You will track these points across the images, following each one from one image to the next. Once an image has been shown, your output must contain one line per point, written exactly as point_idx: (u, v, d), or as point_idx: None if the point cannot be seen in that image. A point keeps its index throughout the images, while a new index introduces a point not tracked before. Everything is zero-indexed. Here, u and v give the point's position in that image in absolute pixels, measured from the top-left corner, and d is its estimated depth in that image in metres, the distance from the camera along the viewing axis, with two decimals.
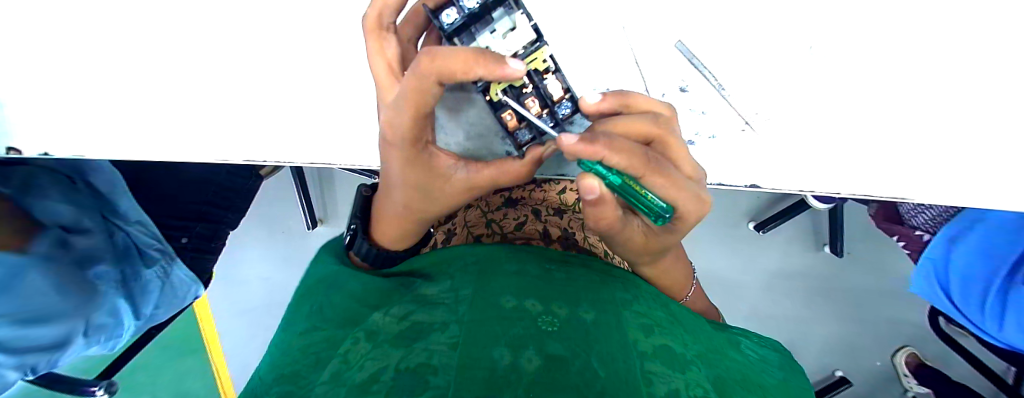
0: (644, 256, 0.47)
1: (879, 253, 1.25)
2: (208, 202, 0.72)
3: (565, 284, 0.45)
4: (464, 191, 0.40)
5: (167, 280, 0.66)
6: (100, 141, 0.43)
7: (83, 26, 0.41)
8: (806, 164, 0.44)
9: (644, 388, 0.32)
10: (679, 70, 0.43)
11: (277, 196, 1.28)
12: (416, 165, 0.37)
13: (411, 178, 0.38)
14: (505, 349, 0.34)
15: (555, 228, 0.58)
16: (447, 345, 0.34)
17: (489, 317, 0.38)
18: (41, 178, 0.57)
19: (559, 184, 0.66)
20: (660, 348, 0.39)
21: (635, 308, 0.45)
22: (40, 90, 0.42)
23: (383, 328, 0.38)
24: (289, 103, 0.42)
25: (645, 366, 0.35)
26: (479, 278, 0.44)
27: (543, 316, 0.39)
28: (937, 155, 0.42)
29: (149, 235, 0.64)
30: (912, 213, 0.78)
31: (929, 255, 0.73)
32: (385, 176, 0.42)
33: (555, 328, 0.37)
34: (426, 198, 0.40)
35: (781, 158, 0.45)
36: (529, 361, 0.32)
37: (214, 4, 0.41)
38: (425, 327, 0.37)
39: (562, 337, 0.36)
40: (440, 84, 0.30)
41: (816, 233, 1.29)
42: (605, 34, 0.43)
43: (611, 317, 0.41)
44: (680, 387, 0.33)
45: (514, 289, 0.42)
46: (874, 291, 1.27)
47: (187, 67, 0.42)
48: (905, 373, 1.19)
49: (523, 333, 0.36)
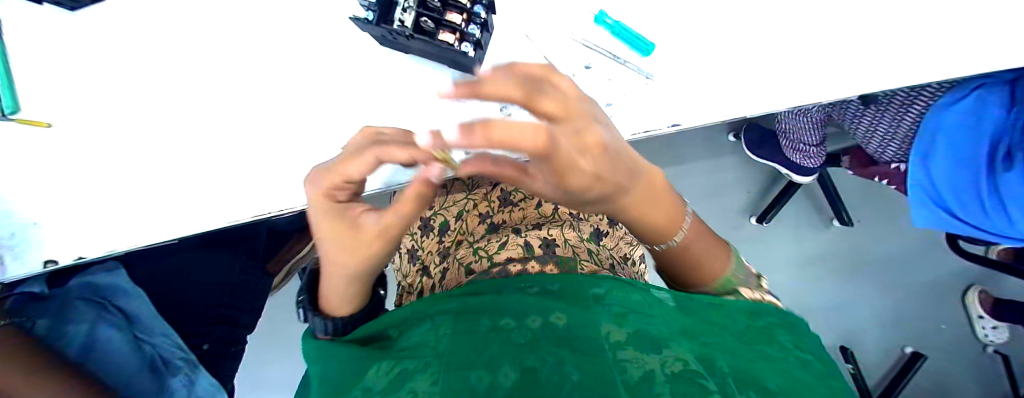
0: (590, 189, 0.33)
1: (880, 214, 1.26)
2: (225, 304, 0.74)
3: (538, 295, 0.45)
4: (363, 247, 0.41)
5: (192, 389, 0.64)
6: (120, 237, 0.48)
7: (100, 144, 0.48)
8: (744, 95, 0.48)
9: (618, 379, 0.34)
10: (582, 56, 0.48)
11: (287, 310, 1.28)
12: (331, 225, 0.41)
13: (330, 224, 0.40)
14: (482, 371, 0.36)
15: (536, 239, 0.62)
16: (429, 383, 0.35)
17: (463, 348, 0.39)
18: (75, 301, 0.60)
19: (532, 197, 0.72)
20: (635, 336, 0.39)
21: (611, 298, 0.44)
22: (61, 207, 0.48)
23: (375, 383, 0.37)
24: (278, 162, 0.49)
25: (617, 356, 0.37)
26: (457, 311, 0.44)
27: (517, 330, 0.41)
28: (842, 59, 0.47)
29: (171, 344, 0.65)
30: (880, 150, 0.82)
31: (915, 181, 0.73)
32: (314, 229, 0.43)
33: (528, 341, 0.40)
34: (344, 243, 0.41)
35: (719, 94, 0.48)
36: (506, 376, 0.36)
37: (208, 101, 0.49)
38: (406, 373, 0.37)
39: (536, 351, 0.38)
40: (348, 179, 0.39)
41: (819, 209, 1.29)
42: (512, 43, 0.49)
43: (583, 313, 0.42)
44: (651, 369, 0.35)
45: (487, 312, 0.44)
46: (897, 252, 1.26)
47: (189, 154, 0.49)
48: (980, 315, 1.20)
49: (499, 351, 0.39)
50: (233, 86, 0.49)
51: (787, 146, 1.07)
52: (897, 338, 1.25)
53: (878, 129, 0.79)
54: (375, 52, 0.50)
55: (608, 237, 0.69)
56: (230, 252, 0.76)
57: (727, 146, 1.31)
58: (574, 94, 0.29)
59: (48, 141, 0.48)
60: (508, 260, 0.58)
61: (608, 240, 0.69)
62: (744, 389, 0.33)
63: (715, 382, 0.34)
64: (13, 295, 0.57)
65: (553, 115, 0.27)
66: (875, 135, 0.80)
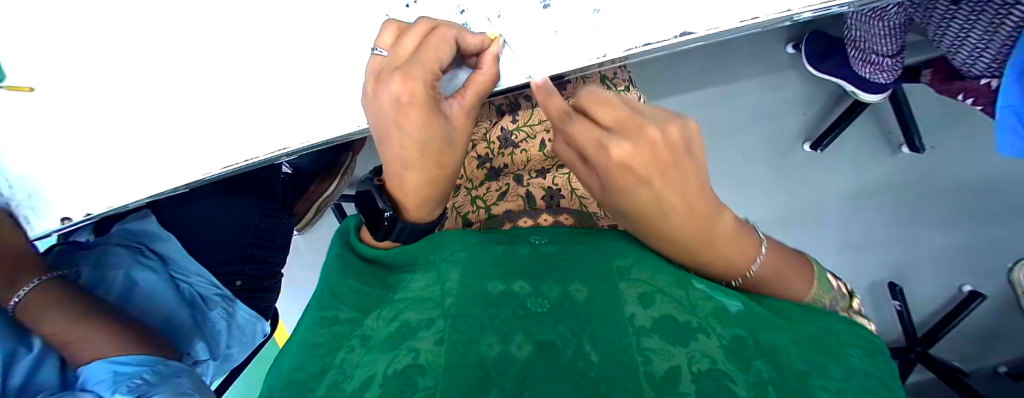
0: (637, 183, 0.36)
1: (968, 139, 1.07)
2: (250, 244, 0.78)
3: (555, 258, 0.45)
4: (468, 121, 0.47)
5: (232, 320, 0.74)
6: (120, 190, 0.50)
7: (80, 100, 0.48)
8: (779, 17, 0.37)
9: (639, 370, 0.31)
10: None
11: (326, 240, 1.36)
12: (434, 122, 0.43)
13: (430, 128, 0.43)
14: (493, 338, 0.35)
15: (539, 190, 0.58)
16: (434, 343, 0.35)
17: (477, 307, 0.38)
18: (114, 248, 0.65)
19: (535, 137, 0.62)
20: (660, 320, 0.35)
21: (635, 272, 0.40)
22: (65, 162, 0.49)
23: (376, 331, 0.38)
24: (254, 114, 0.47)
25: (641, 343, 0.33)
26: (465, 265, 0.42)
27: (533, 297, 0.39)
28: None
29: (206, 282, 0.71)
30: (968, 64, 0.67)
31: (1006, 102, 0.60)
32: (399, 145, 0.45)
33: (545, 309, 0.38)
34: (447, 142, 0.46)
35: (749, 15, 0.37)
36: (521, 347, 0.35)
37: (172, 50, 0.46)
38: (412, 326, 0.37)
39: (558, 322, 0.37)
40: (439, 62, 0.42)
41: (886, 134, 1.12)
42: None
43: (606, 287, 0.39)
44: (681, 364, 0.31)
45: (500, 271, 0.42)
46: (979, 185, 1.09)
47: (166, 107, 0.47)
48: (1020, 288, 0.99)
49: (511, 317, 0.37)
50: (196, 33, 0.45)
51: (856, 57, 0.90)
52: (955, 275, 1.15)
53: (970, 34, 0.63)
54: None
55: None
56: (245, 199, 0.77)
57: (785, 61, 1.12)
58: (645, 124, 0.35)
59: (37, 99, 0.48)
60: (507, 212, 0.56)
61: None
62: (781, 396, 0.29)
63: (743, 381, 0.30)
64: (57, 247, 0.62)
65: (619, 151, 0.35)
66: (965, 42, 0.65)
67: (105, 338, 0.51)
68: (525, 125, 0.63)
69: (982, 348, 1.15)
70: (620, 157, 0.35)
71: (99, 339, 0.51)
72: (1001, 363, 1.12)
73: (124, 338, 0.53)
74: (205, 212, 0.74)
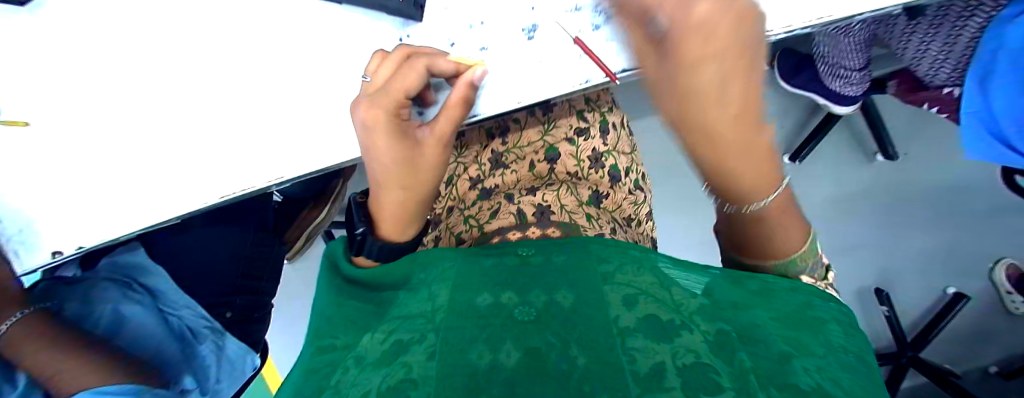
0: (709, 62, 0.30)
1: (941, 145, 1.12)
2: (242, 275, 0.78)
3: (541, 269, 0.46)
4: (440, 150, 0.46)
5: (222, 354, 0.71)
6: (109, 222, 0.49)
7: (74, 133, 0.48)
8: None
9: (625, 368, 0.30)
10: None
11: (316, 269, 1.35)
12: (399, 149, 0.45)
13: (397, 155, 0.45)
14: (482, 347, 0.35)
15: (529, 206, 0.57)
16: (424, 356, 0.35)
17: (468, 321, 0.39)
18: (102, 283, 0.65)
19: (525, 158, 0.64)
20: (645, 320, 0.35)
21: (619, 275, 0.41)
22: (55, 195, 0.49)
23: (370, 351, 0.38)
24: (249, 142, 0.47)
25: (626, 343, 0.33)
26: (455, 282, 0.44)
27: (521, 307, 0.40)
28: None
29: (196, 316, 0.70)
30: (931, 74, 0.71)
31: (971, 110, 0.63)
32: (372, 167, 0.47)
33: (532, 318, 0.39)
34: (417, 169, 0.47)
35: None
36: (510, 355, 0.34)
37: (169, 82, 0.47)
38: (404, 343, 0.37)
39: (543, 331, 0.37)
40: (407, 92, 0.43)
41: (860, 143, 1.17)
42: None
43: (591, 293, 0.41)
44: (666, 359, 0.31)
45: (490, 285, 0.43)
46: (953, 189, 1.13)
47: (160, 137, 0.48)
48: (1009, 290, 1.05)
49: (500, 328, 0.38)
50: (193, 64, 0.47)
51: (826, 72, 0.95)
52: (939, 277, 1.18)
53: (930, 46, 0.68)
54: (324, 13, 0.46)
55: (610, 199, 0.61)
56: (238, 226, 0.78)
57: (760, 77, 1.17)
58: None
59: (31, 134, 0.48)
60: (499, 229, 0.55)
61: (610, 202, 0.61)
62: (762, 383, 0.29)
63: (728, 371, 0.30)
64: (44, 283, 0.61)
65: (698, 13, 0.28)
66: (926, 54, 0.69)
67: (90, 372, 0.50)
68: (515, 147, 0.65)
69: (973, 352, 1.17)
70: (700, 16, 0.29)
71: (83, 371, 0.50)
72: (991, 363, 1.14)
73: (107, 370, 0.51)
74: (195, 244, 0.75)
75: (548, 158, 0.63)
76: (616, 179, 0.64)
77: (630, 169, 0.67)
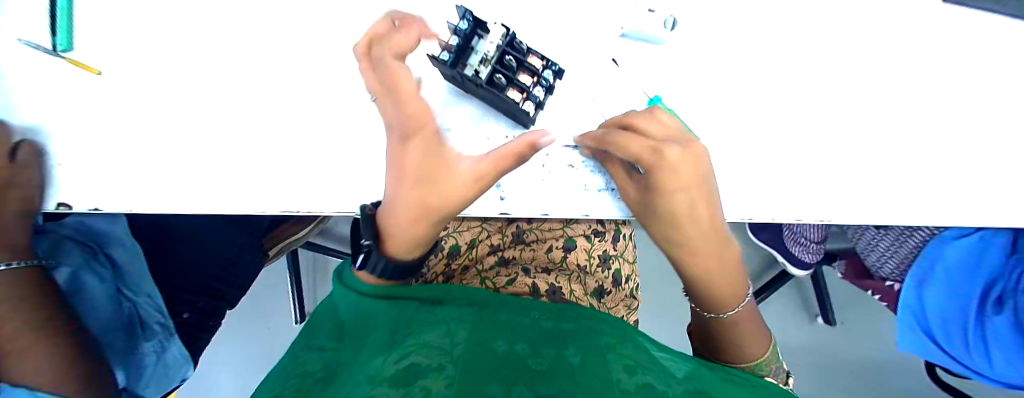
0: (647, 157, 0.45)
1: (870, 319, 1.30)
2: (215, 277, 0.72)
3: (554, 332, 0.46)
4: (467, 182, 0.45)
5: (161, 357, 0.65)
6: (140, 193, 0.48)
7: (144, 99, 0.49)
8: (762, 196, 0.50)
9: None
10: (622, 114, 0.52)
11: (267, 289, 1.24)
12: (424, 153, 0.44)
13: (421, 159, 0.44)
14: (497, 387, 0.35)
15: (543, 283, 0.61)
16: (444, 386, 0.35)
17: (482, 361, 0.39)
18: (65, 243, 0.59)
19: (544, 240, 0.68)
20: (642, 389, 0.37)
21: (623, 348, 0.44)
22: (92, 149, 0.48)
23: (380, 370, 0.37)
24: (317, 159, 0.50)
25: None
26: (475, 327, 0.44)
27: (532, 358, 0.40)
28: None
29: (154, 307, 0.64)
30: (878, 265, 0.84)
31: (906, 303, 0.75)
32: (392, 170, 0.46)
33: (542, 369, 0.39)
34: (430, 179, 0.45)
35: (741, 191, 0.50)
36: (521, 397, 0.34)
37: (261, 84, 0.50)
38: (422, 368, 0.37)
39: (551, 381, 0.37)
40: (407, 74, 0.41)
41: (805, 306, 1.31)
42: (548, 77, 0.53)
43: (596, 358, 0.41)
44: None
45: (505, 335, 0.43)
46: (879, 362, 1.28)
47: (232, 129, 0.49)
48: None
49: (512, 373, 0.37)
50: (290, 76, 0.51)
51: (786, 236, 1.08)
52: None
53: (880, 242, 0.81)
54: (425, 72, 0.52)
55: (609, 297, 0.67)
56: (233, 228, 0.74)
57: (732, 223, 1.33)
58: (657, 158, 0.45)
59: (101, 85, 0.49)
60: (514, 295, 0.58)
61: (609, 300, 0.67)
62: None
63: None
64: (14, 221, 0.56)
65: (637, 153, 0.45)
66: (875, 249, 0.83)
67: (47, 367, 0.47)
68: (536, 229, 0.69)
69: None
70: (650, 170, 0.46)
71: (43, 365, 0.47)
72: None
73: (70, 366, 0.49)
74: (190, 231, 0.72)
75: (565, 246, 0.68)
76: (617, 282, 0.69)
77: (630, 277, 0.73)
